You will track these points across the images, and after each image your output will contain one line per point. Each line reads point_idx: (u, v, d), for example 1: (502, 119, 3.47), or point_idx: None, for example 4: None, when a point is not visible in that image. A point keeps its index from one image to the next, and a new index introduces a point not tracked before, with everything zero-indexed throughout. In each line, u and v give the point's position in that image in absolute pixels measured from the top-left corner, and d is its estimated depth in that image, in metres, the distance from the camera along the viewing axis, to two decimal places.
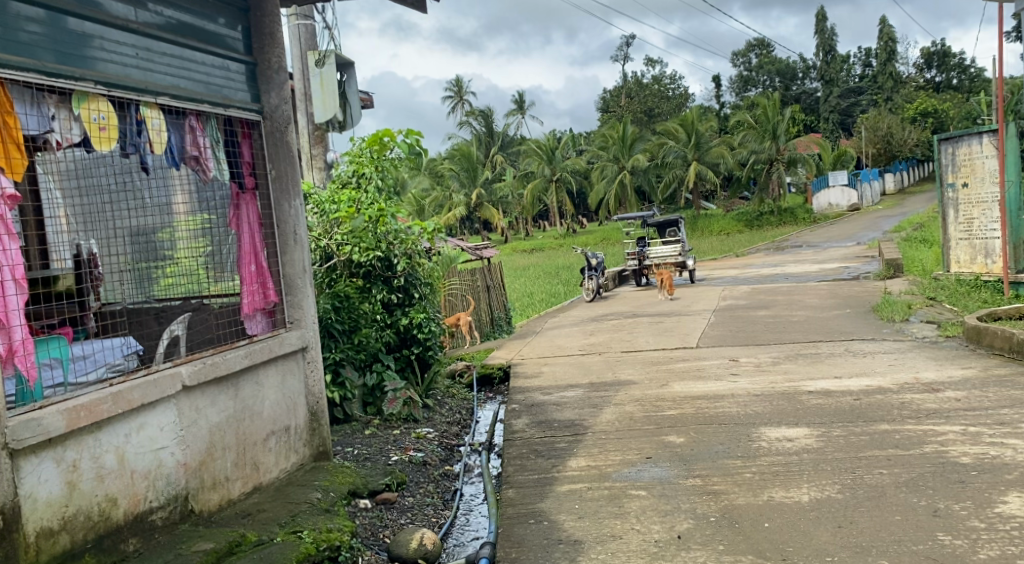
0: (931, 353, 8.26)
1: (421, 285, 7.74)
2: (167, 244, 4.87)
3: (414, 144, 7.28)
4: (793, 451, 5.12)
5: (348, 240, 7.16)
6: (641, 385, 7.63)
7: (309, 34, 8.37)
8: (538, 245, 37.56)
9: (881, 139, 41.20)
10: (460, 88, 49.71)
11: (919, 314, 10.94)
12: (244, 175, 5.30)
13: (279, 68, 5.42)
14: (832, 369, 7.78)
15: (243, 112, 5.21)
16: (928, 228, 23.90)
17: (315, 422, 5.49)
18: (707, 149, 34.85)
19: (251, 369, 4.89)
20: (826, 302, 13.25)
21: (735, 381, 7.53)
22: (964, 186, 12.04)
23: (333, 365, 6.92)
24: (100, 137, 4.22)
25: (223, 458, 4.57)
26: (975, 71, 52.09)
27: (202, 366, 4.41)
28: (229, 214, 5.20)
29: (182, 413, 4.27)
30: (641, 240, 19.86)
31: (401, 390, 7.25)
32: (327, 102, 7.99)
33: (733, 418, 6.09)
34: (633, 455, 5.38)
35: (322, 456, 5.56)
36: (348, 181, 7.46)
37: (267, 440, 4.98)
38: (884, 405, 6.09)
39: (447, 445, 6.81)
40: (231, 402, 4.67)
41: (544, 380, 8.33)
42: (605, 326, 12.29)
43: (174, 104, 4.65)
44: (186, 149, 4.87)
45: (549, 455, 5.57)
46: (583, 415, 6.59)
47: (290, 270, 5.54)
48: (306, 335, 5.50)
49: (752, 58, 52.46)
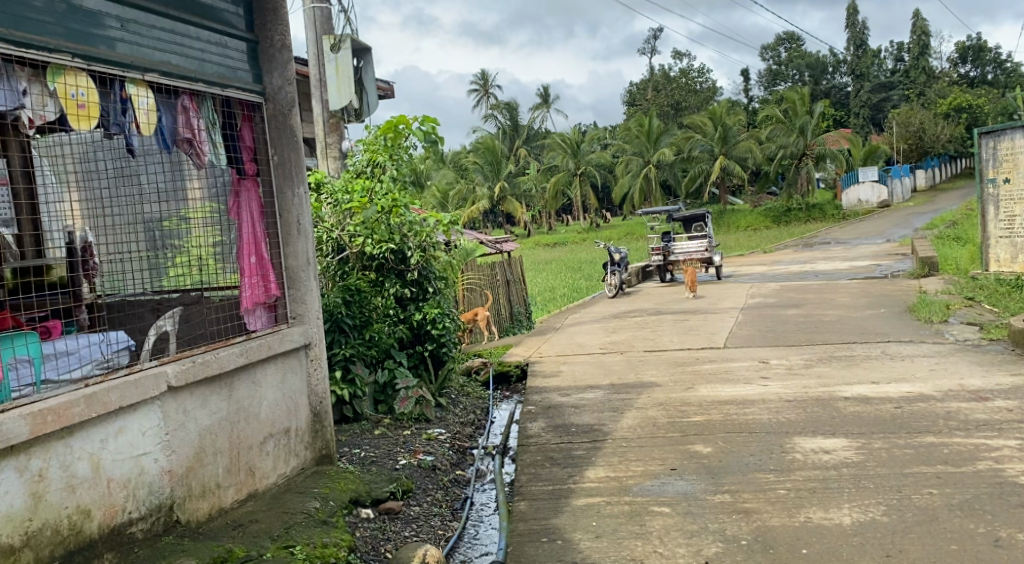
0: (975, 358, 7.80)
1: (436, 279, 7.41)
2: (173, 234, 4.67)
3: (431, 132, 6.92)
4: (832, 465, 4.71)
5: (360, 232, 6.80)
6: (666, 388, 7.23)
7: (324, 17, 7.96)
8: (560, 240, 37.19)
9: (914, 135, 40.25)
10: (486, 80, 49.29)
11: (958, 316, 10.45)
12: (244, 161, 4.95)
13: (282, 47, 5.07)
14: (870, 374, 7.34)
15: (243, 93, 4.86)
16: (961, 225, 23.29)
17: (318, 423, 5.16)
18: (735, 143, 34.12)
19: (248, 368, 4.56)
20: (860, 301, 12.74)
21: (765, 385, 7.12)
22: (1006, 181, 11.60)
23: (343, 361, 6.58)
24: (78, 115, 3.88)
25: (214, 463, 4.25)
26: (1011, 64, 50.84)
27: (190, 366, 4.06)
28: (229, 203, 4.87)
29: (167, 416, 3.96)
30: (666, 236, 19.41)
31: (413, 388, 6.90)
32: (343, 89, 7.69)
33: (763, 427, 5.69)
34: (656, 466, 5.00)
35: (325, 460, 5.22)
36: (363, 170, 7.05)
37: (265, 443, 4.66)
38: (929, 414, 5.67)
39: (459, 448, 6.46)
40: (224, 404, 4.34)
41: (563, 380, 7.95)
42: (628, 324, 11.88)
43: (164, 81, 4.31)
44: (180, 132, 4.50)
45: (565, 464, 5.21)
46: (603, 420, 6.21)
47: (294, 262, 5.18)
48: (310, 331, 5.15)
49: (781, 51, 51.46)
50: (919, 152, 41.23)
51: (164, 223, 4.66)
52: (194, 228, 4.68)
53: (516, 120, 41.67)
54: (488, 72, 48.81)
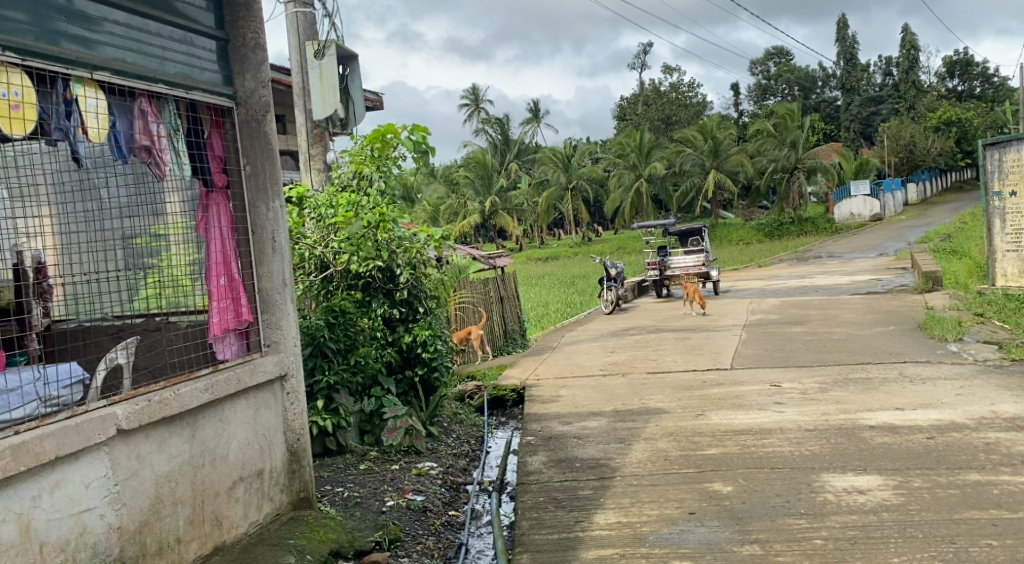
0: (1000, 381, 7.39)
1: (427, 298, 6.87)
2: (147, 253, 4.33)
3: (421, 141, 6.43)
4: (870, 509, 4.25)
5: (345, 249, 6.31)
6: (675, 415, 6.72)
7: (309, 23, 7.38)
8: (553, 254, 36.62)
9: (905, 148, 40.06)
10: (476, 95, 48.87)
11: (972, 333, 10.00)
12: (211, 172, 4.43)
13: (255, 47, 4.57)
14: (891, 398, 6.88)
15: (210, 96, 4.35)
16: (955, 239, 23.04)
17: (296, 463, 4.63)
18: (726, 157, 33.67)
19: (213, 405, 4.04)
20: (866, 318, 12.30)
21: (781, 412, 6.61)
22: (1013, 195, 11.46)
23: (325, 390, 6.03)
24: (10, 116, 3.35)
25: (175, 515, 3.72)
26: (999, 79, 50.95)
27: (144, 406, 3.54)
28: (195, 219, 4.36)
29: (117, 464, 3.44)
30: (662, 250, 18.96)
31: (402, 418, 6.36)
32: (328, 97, 7.23)
33: (787, 461, 5.19)
34: (672, 509, 4.50)
35: (304, 504, 4.68)
36: (348, 183, 6.55)
37: (234, 488, 4.13)
38: (967, 447, 5.25)
39: (452, 484, 5.94)
40: (186, 446, 3.83)
41: (563, 407, 7.41)
42: (627, 343, 11.34)
43: (118, 81, 3.79)
44: (136, 138, 3.99)
45: (571, 507, 4.69)
46: (610, 453, 5.69)
47: (268, 283, 4.67)
48: (286, 361, 4.64)
49: (771, 66, 51.28)
50: (910, 166, 41.06)
51: (136, 240, 4.34)
52: (169, 241, 4.28)
53: (506, 134, 41.12)
54: (479, 87, 48.38)
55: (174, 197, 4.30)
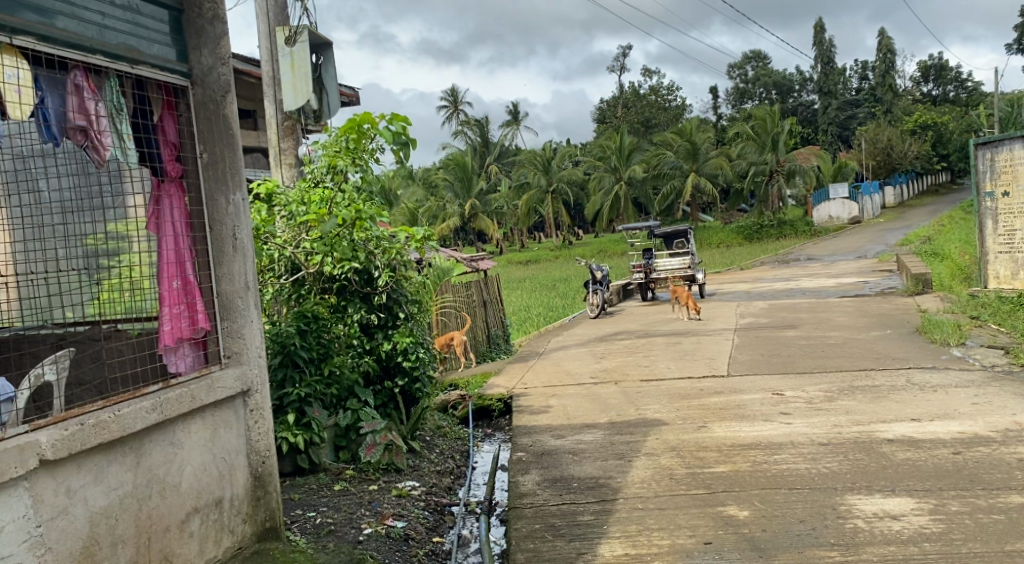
0: (1014, 389, 7.00)
1: (408, 302, 6.30)
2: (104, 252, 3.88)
3: (401, 132, 5.90)
4: (908, 539, 3.81)
5: (318, 249, 5.76)
6: (675, 427, 6.24)
7: (279, 7, 6.76)
8: (533, 257, 36.14)
9: (882, 152, 40.12)
10: (456, 97, 48.46)
11: (973, 338, 9.61)
12: (163, 159, 3.90)
13: (214, 18, 4.02)
14: (903, 408, 6.44)
15: (159, 72, 3.81)
16: (936, 241, 22.82)
17: (260, 489, 4.08)
18: (706, 160, 33.32)
19: (163, 427, 3.51)
20: (859, 321, 11.91)
21: (789, 423, 6.14)
22: (1005, 195, 11.11)
23: (297, 403, 5.47)
24: None
25: (115, 559, 3.19)
26: (973, 84, 51.26)
27: (74, 431, 3.02)
28: (147, 214, 3.86)
29: (39, 502, 2.91)
30: (646, 251, 18.56)
31: (381, 433, 5.83)
32: (299, 86, 6.62)
33: (805, 481, 4.71)
34: (686, 538, 4.03)
35: (269, 535, 4.13)
36: (322, 179, 6.01)
37: (187, 522, 3.58)
38: (998, 464, 4.81)
39: (435, 506, 5.41)
40: (130, 476, 3.29)
41: (554, 418, 6.90)
42: (616, 348, 10.85)
43: (44, 48, 3.25)
44: (71, 118, 3.46)
45: (572, 536, 4.19)
46: (610, 472, 5.19)
47: (228, 286, 4.10)
48: (249, 374, 4.08)
49: (749, 70, 51.28)
50: (888, 169, 41.05)
51: (91, 240, 3.86)
52: (131, 242, 3.84)
53: (486, 137, 40.66)
54: (458, 90, 47.91)
55: (130, 187, 3.79)
